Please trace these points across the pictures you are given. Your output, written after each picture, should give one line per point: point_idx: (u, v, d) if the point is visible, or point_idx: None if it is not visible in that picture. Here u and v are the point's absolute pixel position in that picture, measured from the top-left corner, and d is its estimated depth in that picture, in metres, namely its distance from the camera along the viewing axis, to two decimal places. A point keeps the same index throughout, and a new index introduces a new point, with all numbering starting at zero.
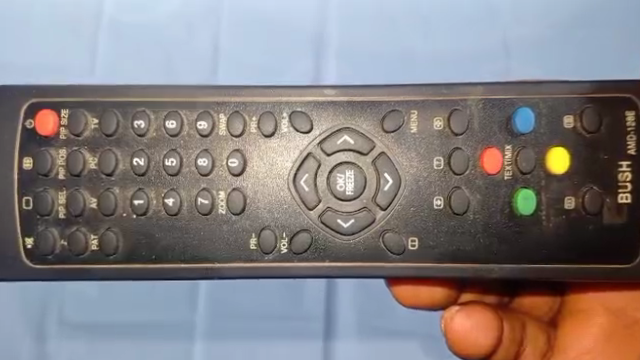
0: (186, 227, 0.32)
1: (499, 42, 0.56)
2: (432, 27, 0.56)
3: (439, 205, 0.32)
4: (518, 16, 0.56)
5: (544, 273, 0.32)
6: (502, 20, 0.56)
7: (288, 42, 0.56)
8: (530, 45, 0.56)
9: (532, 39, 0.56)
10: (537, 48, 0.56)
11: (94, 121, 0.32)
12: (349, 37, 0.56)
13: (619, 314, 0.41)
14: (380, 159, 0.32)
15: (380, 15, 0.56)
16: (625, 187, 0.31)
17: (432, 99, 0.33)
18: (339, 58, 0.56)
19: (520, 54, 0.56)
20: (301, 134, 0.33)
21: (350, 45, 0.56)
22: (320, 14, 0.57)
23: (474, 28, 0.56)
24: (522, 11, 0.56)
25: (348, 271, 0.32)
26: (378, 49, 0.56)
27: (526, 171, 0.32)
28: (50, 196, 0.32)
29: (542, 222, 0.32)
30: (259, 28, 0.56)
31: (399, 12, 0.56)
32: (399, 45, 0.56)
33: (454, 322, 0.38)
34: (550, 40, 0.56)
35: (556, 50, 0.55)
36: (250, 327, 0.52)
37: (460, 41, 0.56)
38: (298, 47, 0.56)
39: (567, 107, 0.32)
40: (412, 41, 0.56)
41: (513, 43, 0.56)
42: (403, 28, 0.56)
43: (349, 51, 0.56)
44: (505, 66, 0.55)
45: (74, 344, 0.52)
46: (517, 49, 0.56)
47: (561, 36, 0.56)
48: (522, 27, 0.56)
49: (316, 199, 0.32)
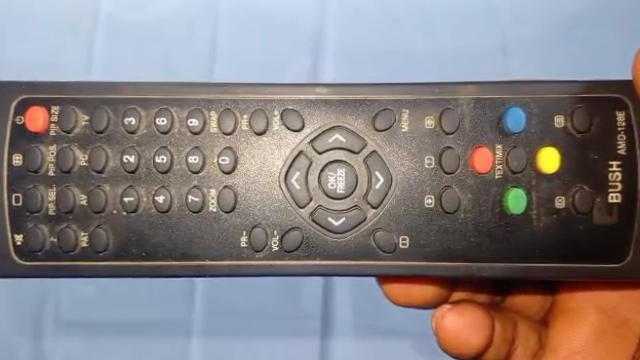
0: (177, 225, 0.32)
1: (497, 41, 0.56)
2: (432, 26, 0.56)
3: (429, 204, 0.32)
4: (517, 16, 0.56)
5: (535, 273, 0.32)
6: (501, 19, 0.56)
7: (287, 40, 0.56)
8: (531, 44, 0.56)
9: (531, 39, 0.56)
10: (536, 48, 0.56)
11: (84, 118, 0.32)
12: (348, 37, 0.56)
13: (610, 313, 0.42)
14: (371, 157, 0.32)
15: (380, 13, 0.56)
16: (615, 187, 0.31)
17: (424, 98, 0.33)
18: (338, 55, 0.56)
19: (521, 53, 0.56)
20: (292, 132, 0.33)
21: (350, 42, 0.56)
22: (319, 12, 0.57)
23: (473, 27, 0.56)
24: (522, 11, 0.57)
25: (339, 270, 0.32)
26: (377, 47, 0.56)
27: (517, 171, 0.32)
28: (40, 193, 0.32)
29: (533, 222, 0.32)
30: (258, 25, 0.56)
31: (399, 11, 0.56)
32: (398, 44, 0.56)
33: (445, 321, 0.38)
34: (549, 40, 0.56)
35: (553, 49, 0.56)
36: (246, 323, 0.52)
37: (460, 39, 0.56)
38: (298, 45, 0.56)
39: (558, 107, 0.32)
40: (412, 40, 0.56)
41: (513, 42, 0.56)
42: (404, 28, 0.56)
43: (348, 49, 0.56)
44: (503, 65, 0.55)
45: (67, 342, 0.52)
46: (518, 48, 0.56)
47: (560, 36, 0.56)
48: (523, 26, 0.56)
49: (307, 197, 0.32)
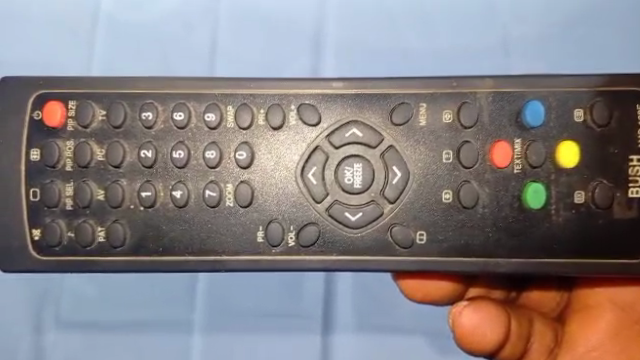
0: (194, 219, 0.32)
1: (501, 38, 0.55)
2: (433, 24, 0.55)
3: (447, 199, 0.32)
4: (518, 16, 0.56)
5: (552, 269, 0.32)
6: (503, 20, 0.56)
7: (287, 41, 0.56)
8: (533, 42, 0.55)
9: (531, 38, 0.55)
10: (539, 46, 0.55)
11: (101, 113, 0.32)
12: (348, 36, 0.56)
13: (628, 310, 0.41)
14: (388, 151, 0.32)
15: (380, 14, 0.56)
16: (636, 182, 0.31)
17: (441, 93, 0.32)
18: (339, 55, 0.56)
19: (522, 51, 0.55)
20: (309, 127, 0.32)
21: (348, 43, 0.56)
22: (315, 12, 0.56)
23: (475, 26, 0.56)
24: (522, 11, 0.56)
25: (354, 265, 0.32)
26: (377, 47, 0.55)
27: (536, 165, 0.31)
28: (57, 187, 0.32)
29: (552, 216, 0.31)
30: (257, 26, 0.56)
31: (398, 10, 0.56)
32: (397, 42, 0.55)
33: (462, 318, 0.38)
34: (553, 37, 0.55)
35: (558, 46, 0.55)
36: (253, 320, 0.51)
37: (461, 37, 0.55)
38: (297, 45, 0.56)
39: (578, 100, 0.32)
40: (411, 39, 0.55)
41: (514, 40, 0.55)
42: (401, 27, 0.56)
43: (346, 49, 0.56)
44: (506, 63, 0.55)
45: (77, 337, 0.52)
46: (520, 45, 0.55)
47: (562, 34, 0.55)
48: (523, 25, 0.56)
49: (324, 192, 0.32)
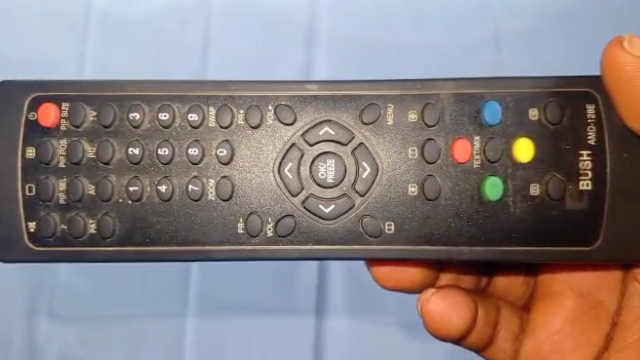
0: (178, 212, 0.34)
1: (493, 31, 0.58)
2: (427, 21, 0.58)
3: (413, 192, 0.34)
4: (510, 13, 0.59)
5: (510, 256, 0.34)
6: (493, 16, 0.59)
7: (287, 35, 0.58)
8: (525, 36, 0.58)
9: (525, 32, 0.58)
10: (530, 39, 0.58)
11: (92, 114, 0.35)
12: (346, 31, 0.59)
13: (585, 297, 0.44)
14: (358, 148, 0.35)
15: (378, 11, 0.59)
16: (586, 175, 0.34)
17: (407, 94, 0.35)
18: (337, 49, 0.58)
19: (514, 44, 0.58)
20: (284, 126, 0.35)
21: (347, 37, 0.58)
22: (312, 11, 0.59)
23: (467, 22, 0.58)
24: (515, 8, 0.59)
25: (328, 254, 0.34)
26: (373, 42, 0.58)
27: (493, 161, 0.34)
28: (51, 183, 0.34)
29: (509, 207, 0.34)
30: (256, 22, 0.58)
31: (396, 7, 0.59)
32: (393, 38, 0.58)
33: (430, 304, 0.40)
34: (542, 32, 0.58)
35: (547, 41, 0.58)
36: (240, 310, 0.54)
37: (457, 30, 0.58)
38: (294, 40, 0.58)
39: (532, 101, 0.35)
40: (408, 35, 0.58)
41: (507, 34, 0.58)
42: (398, 23, 0.58)
43: (345, 42, 0.58)
44: (497, 58, 0.58)
45: (67, 329, 0.54)
46: (511, 39, 0.58)
47: (551, 28, 0.58)
48: (516, 20, 0.59)
49: (299, 186, 0.35)
